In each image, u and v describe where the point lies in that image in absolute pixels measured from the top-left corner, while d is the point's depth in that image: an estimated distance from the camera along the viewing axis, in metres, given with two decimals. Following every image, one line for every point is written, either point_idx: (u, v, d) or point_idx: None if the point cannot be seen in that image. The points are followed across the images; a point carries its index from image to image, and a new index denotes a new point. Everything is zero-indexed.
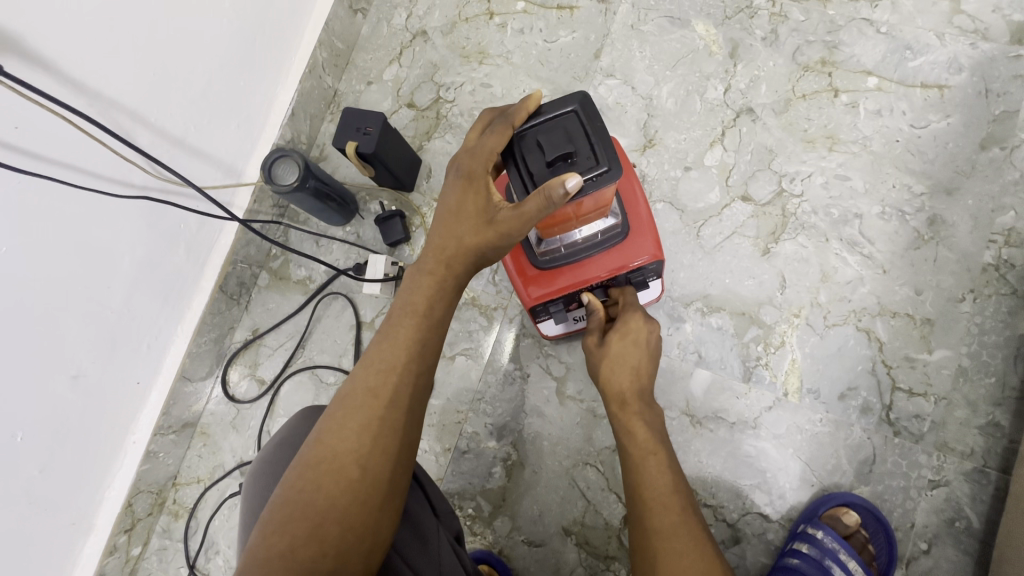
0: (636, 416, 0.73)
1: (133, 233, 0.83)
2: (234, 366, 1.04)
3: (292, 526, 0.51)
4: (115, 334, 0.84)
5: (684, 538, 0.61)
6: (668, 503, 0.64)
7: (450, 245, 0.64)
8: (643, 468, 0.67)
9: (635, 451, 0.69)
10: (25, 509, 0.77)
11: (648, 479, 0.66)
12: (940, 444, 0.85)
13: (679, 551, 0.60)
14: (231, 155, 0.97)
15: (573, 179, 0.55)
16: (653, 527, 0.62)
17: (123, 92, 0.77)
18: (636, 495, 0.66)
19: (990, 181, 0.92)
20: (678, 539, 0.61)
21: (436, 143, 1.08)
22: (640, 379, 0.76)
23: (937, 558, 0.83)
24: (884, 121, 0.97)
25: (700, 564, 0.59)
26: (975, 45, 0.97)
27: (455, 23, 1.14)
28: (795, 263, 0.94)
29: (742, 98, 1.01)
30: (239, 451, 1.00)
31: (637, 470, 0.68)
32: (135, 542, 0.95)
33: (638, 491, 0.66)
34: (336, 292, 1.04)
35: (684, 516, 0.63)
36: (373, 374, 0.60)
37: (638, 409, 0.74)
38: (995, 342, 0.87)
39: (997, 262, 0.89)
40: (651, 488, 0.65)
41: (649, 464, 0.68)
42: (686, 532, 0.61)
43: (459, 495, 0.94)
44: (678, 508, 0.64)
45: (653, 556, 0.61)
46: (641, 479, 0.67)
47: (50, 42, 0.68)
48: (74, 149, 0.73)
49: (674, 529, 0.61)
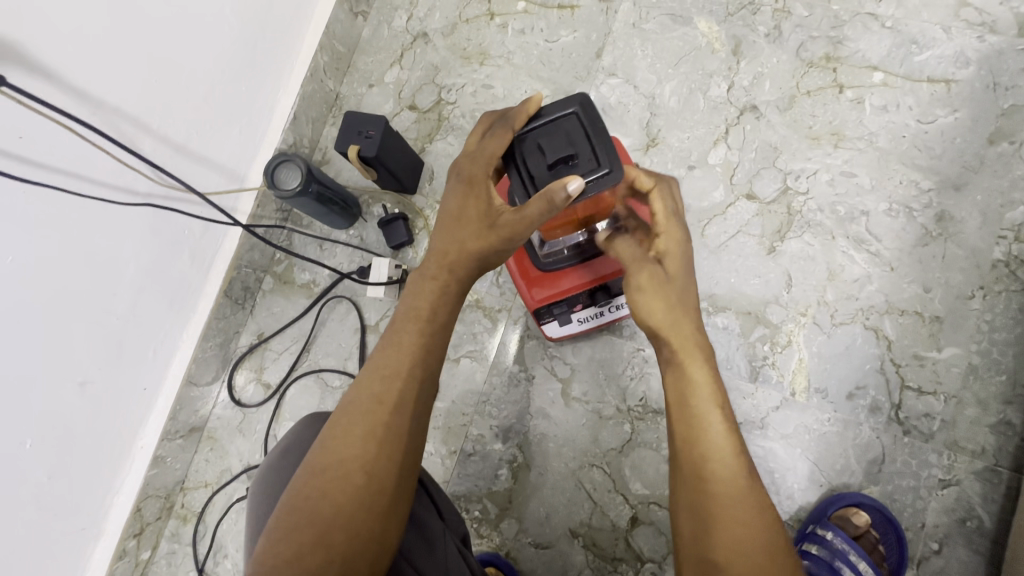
0: (693, 360, 0.61)
1: (137, 240, 0.83)
2: (240, 369, 1.04)
3: (298, 535, 0.51)
4: (120, 341, 0.85)
5: (749, 509, 0.53)
6: (732, 468, 0.55)
7: (452, 250, 0.64)
8: (703, 427, 0.57)
9: (697, 407, 0.58)
10: (34, 515, 0.77)
11: (710, 439, 0.57)
12: (951, 443, 0.84)
13: (745, 525, 0.53)
14: (234, 160, 0.97)
15: (575, 181, 0.55)
16: (715, 493, 0.54)
17: (126, 100, 0.78)
18: (691, 456, 0.56)
19: (999, 176, 0.91)
20: (742, 509, 0.53)
21: (438, 145, 1.08)
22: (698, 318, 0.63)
23: (948, 558, 0.82)
24: (890, 116, 0.96)
25: (766, 540, 0.52)
26: (983, 38, 0.96)
27: (456, 24, 1.13)
28: (801, 262, 0.93)
29: (746, 96, 1.00)
30: (246, 455, 1.00)
31: (698, 426, 0.57)
32: (144, 546, 0.95)
33: (694, 450, 0.56)
34: (341, 295, 1.05)
35: (750, 482, 0.55)
36: (377, 380, 0.59)
37: (697, 352, 0.61)
38: (1006, 339, 0.86)
39: (1007, 259, 0.88)
40: (713, 452, 0.56)
41: (712, 424, 0.57)
42: (751, 502, 0.54)
43: (465, 498, 0.94)
44: (743, 473, 0.55)
45: (710, 522, 0.54)
46: (703, 437, 0.57)
47: (53, 52, 0.69)
48: (77, 157, 0.73)
49: (739, 497, 0.54)
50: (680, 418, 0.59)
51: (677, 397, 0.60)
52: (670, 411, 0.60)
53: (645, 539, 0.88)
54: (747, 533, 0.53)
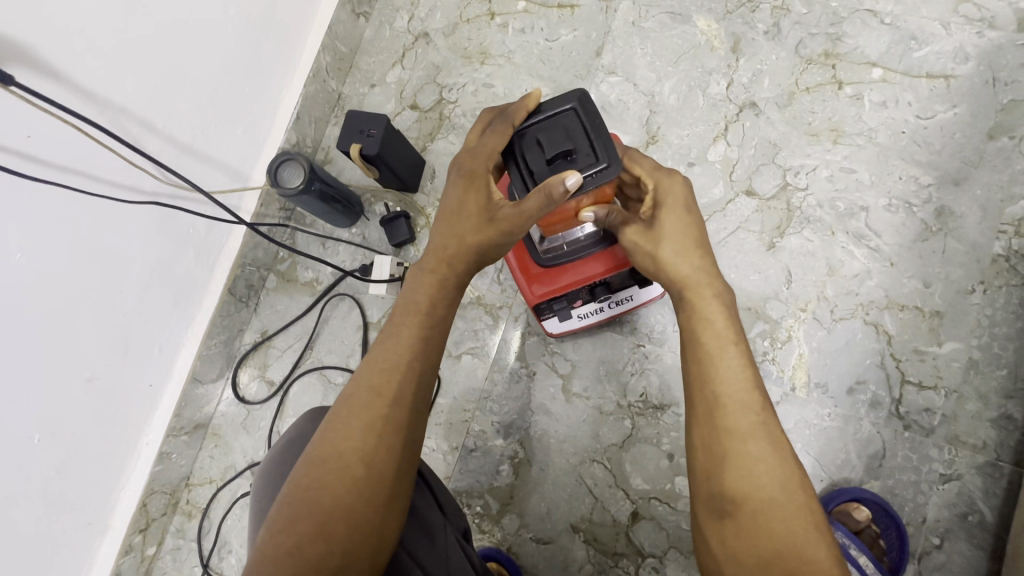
0: (705, 299, 0.63)
1: (142, 238, 0.84)
2: (244, 367, 1.05)
3: (298, 525, 0.52)
4: (127, 337, 0.86)
5: (761, 443, 0.54)
6: (746, 402, 0.56)
7: (452, 244, 0.65)
8: (718, 363, 0.58)
9: (710, 343, 0.59)
10: (42, 509, 0.79)
11: (724, 373, 0.58)
12: (952, 438, 0.84)
13: (760, 461, 0.53)
14: (237, 159, 0.98)
15: (573, 175, 0.55)
16: (728, 425, 0.55)
17: (132, 99, 0.79)
18: (705, 392, 0.58)
19: (999, 170, 0.91)
20: (754, 441, 0.54)
21: (439, 144, 1.09)
22: (707, 261, 0.66)
23: (950, 553, 0.81)
24: (889, 112, 0.96)
25: (778, 474, 0.53)
26: (982, 34, 0.96)
27: (457, 24, 1.14)
28: (801, 257, 0.93)
29: (745, 92, 1.00)
30: (250, 452, 1.01)
31: (713, 363, 0.58)
32: (150, 542, 0.96)
33: (708, 383, 0.58)
34: (343, 293, 1.05)
35: (763, 417, 0.55)
36: (376, 373, 0.60)
37: (708, 292, 0.63)
38: (1006, 334, 0.86)
39: (1007, 253, 0.88)
40: (727, 386, 0.57)
41: (726, 359, 0.58)
42: (765, 436, 0.54)
43: (467, 493, 0.95)
44: (757, 408, 0.56)
45: (722, 454, 0.55)
46: (717, 371, 0.58)
47: (60, 53, 0.70)
48: (84, 156, 0.74)
49: (751, 430, 0.55)
50: (695, 355, 0.60)
51: (691, 335, 0.62)
52: (685, 349, 0.62)
53: (647, 534, 0.89)
54: (760, 465, 0.53)
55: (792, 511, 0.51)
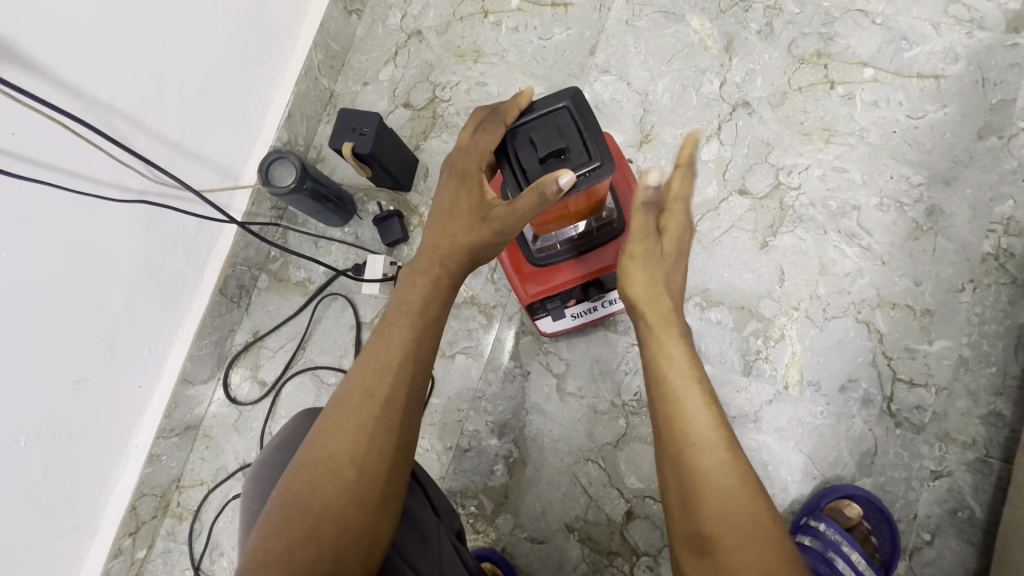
0: (669, 337, 0.63)
1: (131, 238, 0.83)
2: (236, 368, 1.04)
3: (289, 529, 0.51)
4: (116, 338, 0.85)
5: (730, 477, 0.53)
6: (713, 440, 0.55)
7: (445, 243, 0.65)
8: (684, 402, 0.58)
9: (674, 382, 0.59)
10: (29, 513, 0.77)
11: (688, 413, 0.57)
12: (942, 434, 0.85)
13: (731, 494, 0.52)
14: (228, 158, 0.97)
15: (569, 176, 0.55)
16: (696, 464, 0.54)
17: (120, 97, 0.78)
18: (672, 429, 0.57)
19: (989, 170, 0.92)
20: (723, 476, 0.53)
21: (432, 143, 1.08)
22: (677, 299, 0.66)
23: (941, 548, 0.82)
24: (880, 112, 0.97)
25: (748, 509, 0.52)
26: (972, 34, 0.97)
27: (450, 22, 1.14)
28: (794, 256, 0.94)
29: (738, 92, 1.01)
30: (241, 453, 1.00)
31: (678, 400, 0.58)
32: (140, 545, 0.95)
33: (674, 423, 0.57)
34: (336, 293, 1.05)
35: (732, 453, 0.55)
36: (369, 374, 0.60)
37: (673, 329, 0.64)
38: (995, 332, 0.87)
39: (997, 252, 0.89)
40: (695, 423, 0.56)
41: (689, 397, 0.58)
42: (735, 470, 0.53)
43: (461, 493, 0.94)
44: (724, 444, 0.55)
45: (694, 492, 0.53)
46: (680, 411, 0.57)
47: (46, 48, 0.69)
48: (71, 155, 0.73)
49: (719, 467, 0.54)
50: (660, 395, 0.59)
51: (656, 373, 0.61)
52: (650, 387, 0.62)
53: (641, 533, 0.89)
54: (730, 502, 0.52)
55: (766, 543, 0.50)
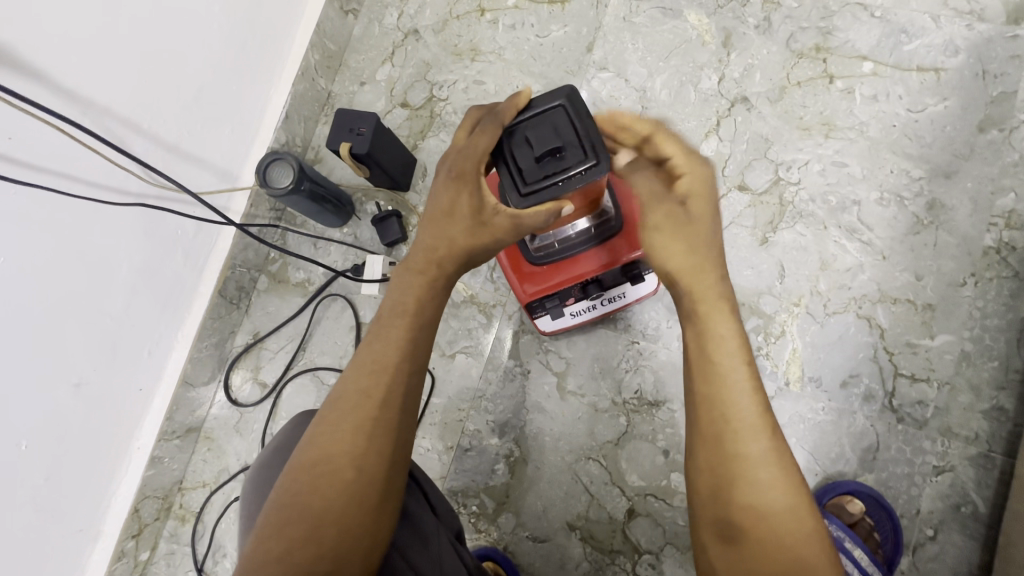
0: (718, 314, 0.58)
1: (130, 240, 0.83)
2: (236, 369, 1.04)
3: (288, 530, 0.52)
4: (116, 341, 0.85)
5: (772, 470, 0.52)
6: (757, 427, 0.54)
7: (443, 245, 0.64)
8: (731, 386, 0.55)
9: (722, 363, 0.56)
10: (32, 517, 0.78)
11: (732, 396, 0.55)
12: (944, 429, 0.85)
13: (768, 487, 0.51)
14: (226, 160, 0.97)
15: (560, 207, 0.61)
16: (738, 451, 0.53)
17: (116, 100, 0.78)
18: (715, 412, 0.55)
19: (989, 163, 0.91)
20: (765, 468, 0.52)
21: (430, 142, 1.08)
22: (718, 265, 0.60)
23: (944, 544, 0.82)
24: (880, 106, 0.96)
25: (787, 503, 0.51)
26: (971, 26, 0.96)
27: (447, 21, 1.13)
28: (794, 252, 0.93)
29: (737, 87, 1.00)
30: (243, 455, 1.01)
31: (723, 383, 0.55)
32: (143, 547, 0.96)
33: (718, 405, 0.55)
34: (335, 294, 1.05)
35: (774, 442, 0.54)
36: (365, 374, 0.59)
37: (723, 306, 0.59)
38: (997, 326, 0.86)
39: (998, 245, 0.89)
40: (739, 410, 0.54)
41: (737, 380, 0.55)
42: (777, 462, 0.52)
43: (463, 493, 0.94)
44: (767, 432, 0.54)
45: (731, 482, 0.52)
46: (726, 394, 0.55)
47: (42, 53, 0.69)
48: (69, 159, 0.73)
49: (761, 458, 0.52)
50: (702, 375, 0.57)
51: (699, 351, 0.58)
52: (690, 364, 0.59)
53: (643, 531, 0.89)
54: (771, 493, 0.51)
55: (804, 538, 0.50)
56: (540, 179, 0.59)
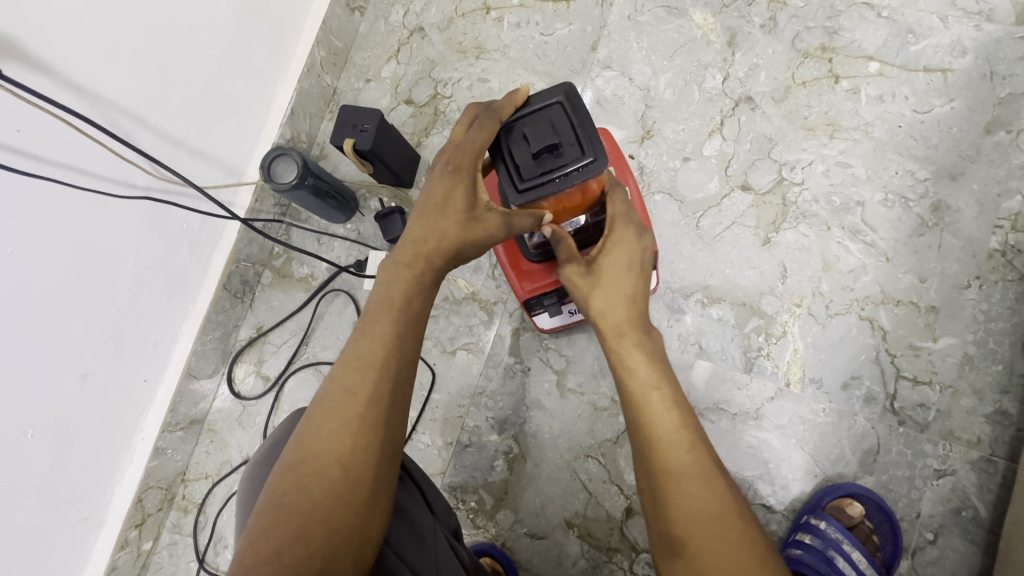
0: (630, 346, 0.64)
1: (134, 234, 0.84)
2: (240, 363, 1.05)
3: (277, 531, 0.51)
4: (120, 333, 0.86)
5: (695, 479, 0.54)
6: (677, 443, 0.56)
7: (431, 238, 0.65)
8: (648, 407, 0.59)
9: (634, 388, 0.61)
10: (37, 505, 0.79)
11: (653, 416, 0.58)
12: (946, 433, 0.84)
13: (696, 494, 0.53)
14: (232, 155, 0.98)
15: (542, 214, 0.64)
16: (664, 467, 0.56)
17: (124, 94, 0.79)
18: (641, 434, 0.58)
19: (996, 165, 0.90)
20: (690, 478, 0.54)
21: (434, 139, 1.08)
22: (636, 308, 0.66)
23: (944, 548, 0.81)
24: (886, 106, 0.96)
25: (717, 506, 0.53)
26: (979, 27, 0.95)
27: (453, 19, 1.14)
28: (796, 253, 0.93)
29: (741, 87, 1.00)
30: (245, 448, 1.02)
31: (641, 406, 0.59)
32: (146, 537, 0.97)
33: (642, 432, 0.58)
34: (338, 289, 1.05)
35: (697, 454, 0.56)
36: (351, 372, 0.60)
37: (629, 337, 0.64)
38: (1001, 329, 0.86)
39: (1004, 248, 0.88)
40: (659, 427, 0.58)
41: (653, 401, 0.59)
42: (700, 471, 0.54)
43: (462, 489, 0.95)
44: (688, 444, 0.57)
45: (662, 498, 0.55)
46: (646, 415, 0.59)
47: (50, 46, 0.70)
48: (75, 152, 0.74)
49: (687, 470, 0.55)
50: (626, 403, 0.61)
51: (620, 384, 0.63)
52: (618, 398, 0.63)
53: (641, 529, 0.89)
54: (699, 504, 0.53)
55: (737, 541, 0.50)
56: (537, 175, 0.59)
